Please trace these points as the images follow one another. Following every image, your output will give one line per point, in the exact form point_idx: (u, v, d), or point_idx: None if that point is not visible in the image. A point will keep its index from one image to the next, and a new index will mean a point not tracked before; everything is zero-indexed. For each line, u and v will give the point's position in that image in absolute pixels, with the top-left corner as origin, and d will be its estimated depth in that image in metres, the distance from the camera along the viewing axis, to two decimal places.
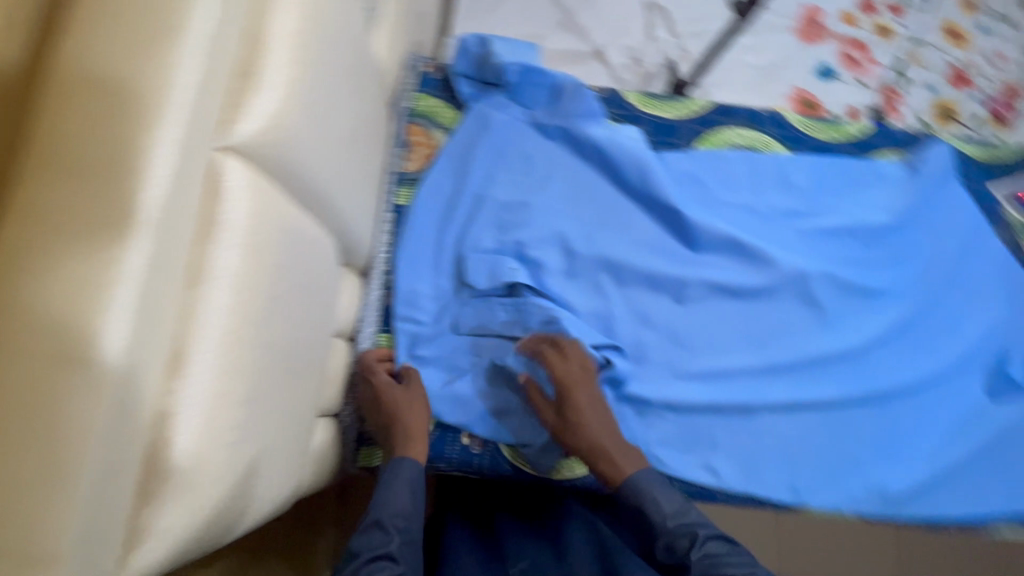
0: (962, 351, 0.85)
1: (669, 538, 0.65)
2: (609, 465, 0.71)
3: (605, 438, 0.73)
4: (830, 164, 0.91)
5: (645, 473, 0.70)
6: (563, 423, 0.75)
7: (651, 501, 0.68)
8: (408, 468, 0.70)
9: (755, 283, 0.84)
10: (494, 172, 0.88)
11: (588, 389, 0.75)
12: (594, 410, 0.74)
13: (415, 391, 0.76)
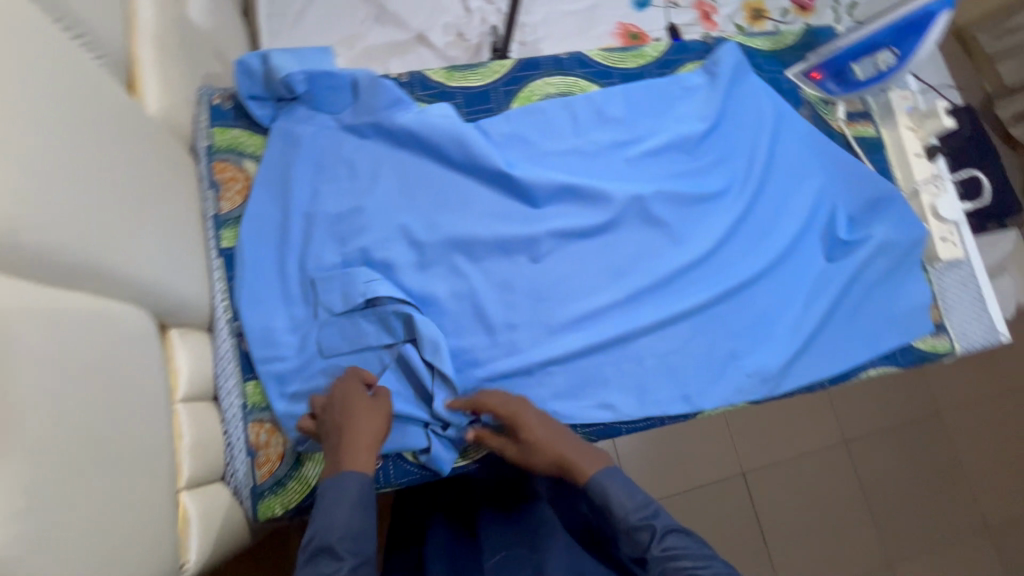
0: (795, 225, 0.92)
1: (631, 532, 0.65)
2: (576, 471, 0.72)
3: (561, 452, 0.74)
4: (631, 93, 0.94)
5: (607, 470, 0.71)
6: (528, 450, 0.75)
7: (613, 498, 0.67)
8: (350, 480, 0.67)
9: (586, 225, 0.87)
10: (318, 187, 0.85)
11: (533, 414, 0.76)
12: (547, 434, 0.75)
13: (381, 407, 0.75)
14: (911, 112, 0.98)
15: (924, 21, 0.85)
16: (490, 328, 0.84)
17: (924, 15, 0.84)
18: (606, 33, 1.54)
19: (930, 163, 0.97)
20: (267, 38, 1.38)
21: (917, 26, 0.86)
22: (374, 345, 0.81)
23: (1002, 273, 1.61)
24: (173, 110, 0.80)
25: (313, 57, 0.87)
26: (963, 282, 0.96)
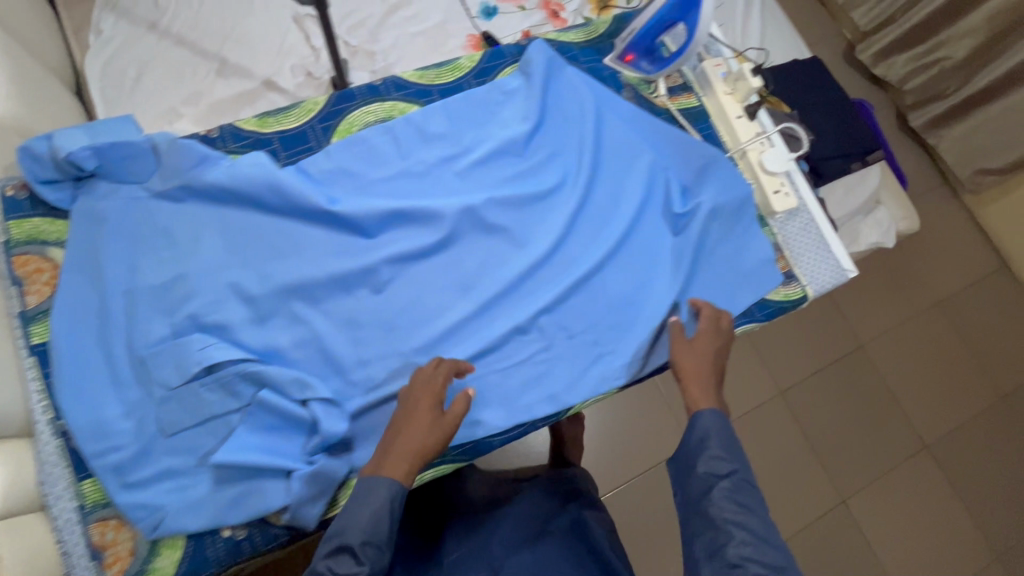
0: (634, 205, 0.94)
1: (710, 460, 0.75)
2: (699, 391, 0.81)
3: (703, 371, 0.82)
4: (448, 106, 0.94)
5: (717, 413, 0.79)
6: (687, 348, 0.84)
7: (711, 435, 0.77)
8: (381, 488, 0.70)
9: (423, 242, 0.86)
10: (136, 260, 0.81)
11: (717, 342, 0.85)
12: (713, 355, 0.84)
13: (446, 422, 0.75)
14: (726, 76, 1.02)
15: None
16: (342, 368, 0.82)
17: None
18: (459, 47, 1.55)
19: (751, 122, 1.01)
20: (105, 110, 1.32)
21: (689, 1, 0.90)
22: (220, 413, 0.77)
23: (878, 206, 1.70)
24: None
25: (105, 129, 0.83)
26: (805, 228, 1.01)
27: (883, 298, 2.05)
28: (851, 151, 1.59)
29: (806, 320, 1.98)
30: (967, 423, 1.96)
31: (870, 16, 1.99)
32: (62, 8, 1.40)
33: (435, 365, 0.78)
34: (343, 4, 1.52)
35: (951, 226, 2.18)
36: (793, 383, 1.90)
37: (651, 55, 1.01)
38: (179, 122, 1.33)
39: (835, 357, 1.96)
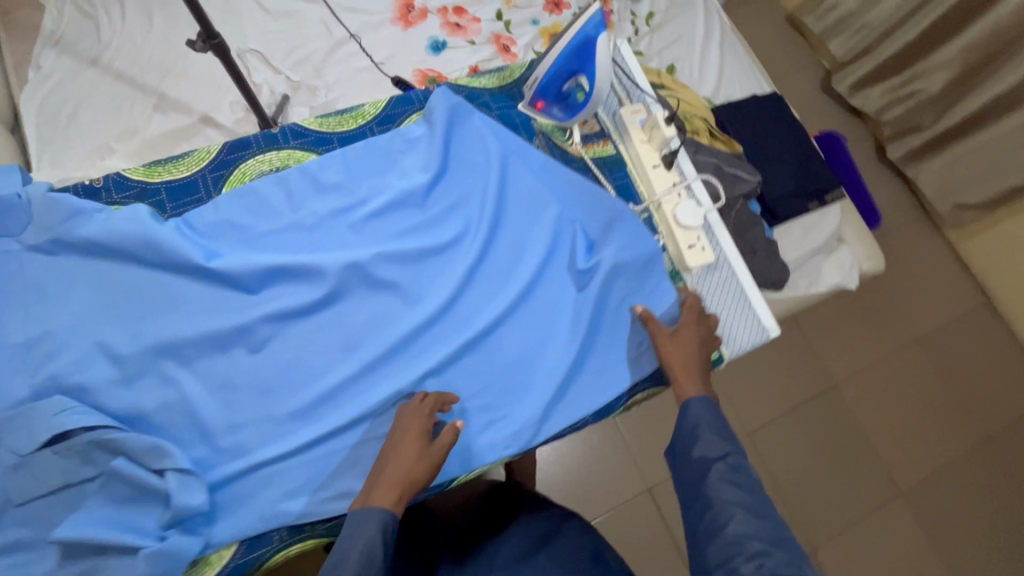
0: (536, 261, 0.90)
1: (705, 443, 0.78)
2: (688, 380, 0.83)
3: (689, 364, 0.84)
4: (345, 156, 0.91)
5: (706, 401, 0.82)
6: (670, 342, 0.86)
7: (701, 424, 0.80)
8: (372, 519, 0.69)
9: (307, 295, 0.83)
10: (3, 317, 0.78)
11: (699, 329, 0.87)
12: (696, 345, 0.86)
13: (434, 452, 0.76)
14: (643, 123, 0.98)
15: (588, 42, 0.86)
16: (209, 434, 0.78)
17: (587, 40, 0.86)
18: (404, 82, 1.52)
19: (668, 172, 0.96)
20: (36, 146, 1.31)
21: (586, 48, 0.87)
22: (74, 482, 0.74)
23: (840, 245, 1.63)
24: None
25: None
26: (725, 283, 0.96)
27: (861, 329, 1.90)
28: (807, 191, 1.53)
29: (773, 356, 1.84)
30: (959, 460, 1.79)
31: (849, 46, 2.00)
32: (4, 46, 1.41)
33: (421, 399, 0.80)
34: (289, 40, 1.51)
35: (926, 250, 2.04)
36: (761, 425, 1.76)
37: (561, 103, 0.95)
38: (110, 159, 1.31)
39: (809, 397, 1.81)
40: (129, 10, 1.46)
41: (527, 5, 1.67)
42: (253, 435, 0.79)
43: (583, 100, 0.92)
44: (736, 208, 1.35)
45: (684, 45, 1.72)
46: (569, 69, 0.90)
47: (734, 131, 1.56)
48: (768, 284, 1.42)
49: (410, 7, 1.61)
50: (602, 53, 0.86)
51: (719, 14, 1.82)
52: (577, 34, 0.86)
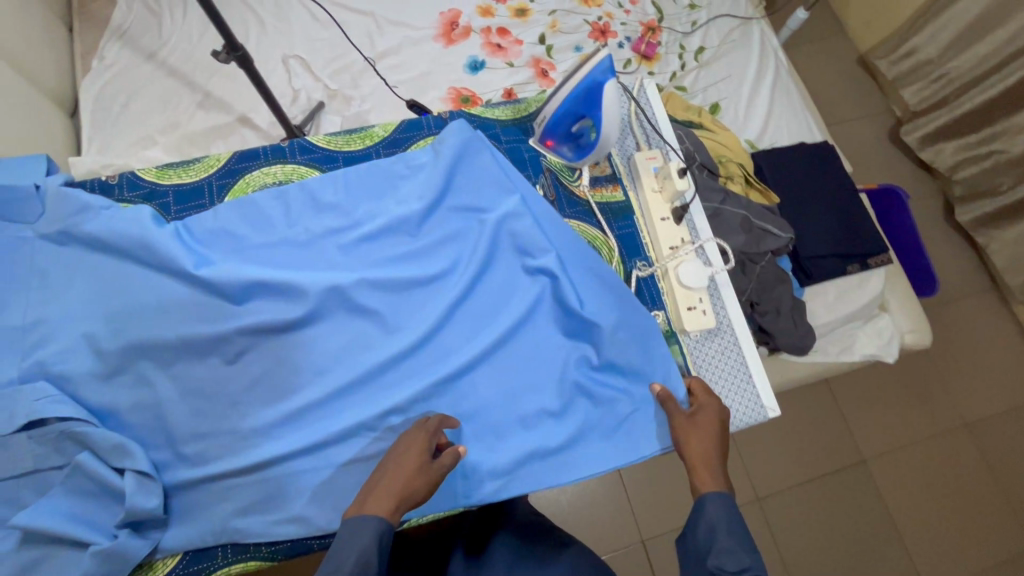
0: (523, 307, 0.86)
1: (720, 555, 0.67)
2: (706, 473, 0.73)
3: (707, 455, 0.75)
4: (348, 175, 0.91)
5: (726, 499, 0.72)
6: (689, 426, 0.78)
7: (719, 527, 0.69)
8: (368, 528, 0.65)
9: (286, 312, 0.83)
10: (6, 300, 0.82)
11: (720, 415, 0.79)
12: (715, 432, 0.77)
13: (435, 468, 0.72)
14: (657, 171, 0.93)
15: (594, 88, 0.83)
16: (174, 439, 0.79)
17: (595, 85, 0.83)
18: (437, 99, 1.53)
19: (677, 226, 0.91)
20: (88, 131, 1.39)
21: (593, 94, 0.83)
22: (41, 468, 0.76)
23: (882, 313, 1.50)
24: None
25: (7, 171, 0.86)
26: (726, 352, 0.90)
27: (901, 405, 1.71)
28: (846, 252, 1.42)
29: (801, 420, 1.65)
30: (997, 569, 1.59)
31: (922, 96, 1.89)
32: (75, 35, 1.51)
33: (423, 420, 0.76)
34: (333, 49, 1.56)
35: (985, 326, 1.84)
36: (776, 490, 1.58)
37: (571, 140, 0.92)
38: (151, 150, 1.38)
39: (834, 471, 1.62)
40: (190, 10, 1.54)
41: (572, 31, 1.65)
42: (213, 446, 0.79)
43: (590, 143, 0.89)
44: (762, 263, 1.26)
45: (733, 83, 1.65)
46: (576, 112, 0.87)
47: (773, 180, 1.46)
48: (792, 348, 1.31)
49: (454, 25, 1.62)
50: (609, 101, 0.83)
51: (776, 54, 1.74)
52: (584, 79, 0.82)
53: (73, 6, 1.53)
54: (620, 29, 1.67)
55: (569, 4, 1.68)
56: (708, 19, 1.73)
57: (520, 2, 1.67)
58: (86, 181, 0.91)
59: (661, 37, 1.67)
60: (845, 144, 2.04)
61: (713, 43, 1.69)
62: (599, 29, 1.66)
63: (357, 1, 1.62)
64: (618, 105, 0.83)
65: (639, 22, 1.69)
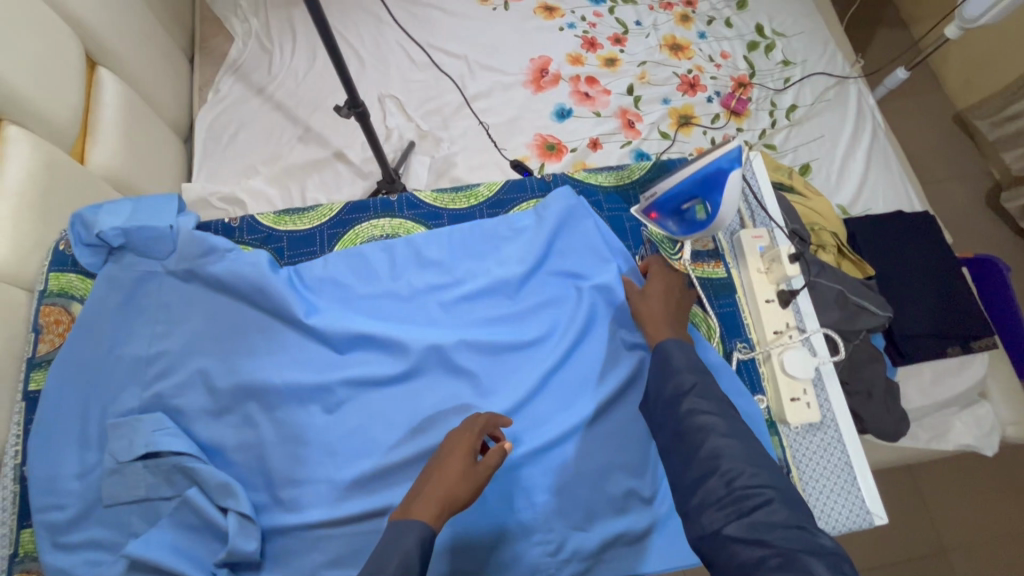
0: (616, 382, 0.86)
1: (675, 379, 0.74)
2: (654, 329, 0.81)
3: (653, 312, 0.82)
4: (451, 232, 0.94)
5: (676, 338, 0.77)
6: (640, 297, 0.85)
7: (673, 359, 0.76)
8: (411, 531, 0.63)
9: (388, 366, 0.86)
10: (134, 330, 0.88)
11: (665, 277, 0.86)
12: (662, 295, 0.84)
13: (480, 470, 0.70)
14: (764, 251, 0.91)
15: (719, 174, 0.81)
16: (273, 483, 0.81)
17: (718, 171, 0.81)
18: (522, 144, 1.55)
19: (784, 310, 0.89)
20: (199, 159, 1.49)
21: (715, 179, 0.82)
22: (152, 497, 0.81)
23: (982, 400, 1.39)
24: (23, 258, 0.85)
25: (145, 209, 0.93)
26: (831, 446, 0.85)
27: (994, 499, 1.53)
28: (944, 332, 1.32)
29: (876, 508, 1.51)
30: None
31: None
32: (196, 66, 1.64)
33: (473, 417, 0.78)
34: (426, 90, 1.61)
35: None
36: None
37: (681, 217, 0.89)
38: (253, 179, 1.46)
39: (911, 560, 1.46)
40: (298, 48, 1.64)
41: (661, 83, 1.65)
42: (307, 493, 0.81)
43: (699, 221, 0.86)
44: (856, 341, 1.18)
45: (826, 143, 1.60)
46: (693, 193, 0.85)
47: (866, 251, 1.39)
48: (883, 434, 1.23)
49: (543, 72, 1.65)
50: (732, 190, 0.81)
51: (873, 114, 1.68)
52: (709, 164, 0.81)
53: (195, 42, 1.66)
54: (710, 83, 1.66)
55: (659, 56, 1.69)
56: (801, 76, 1.69)
57: (610, 51, 1.69)
58: (210, 223, 0.96)
59: (751, 93, 1.65)
60: (938, 206, 1.93)
61: (805, 101, 1.65)
62: (689, 83, 1.65)
63: (452, 45, 1.68)
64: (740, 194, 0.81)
65: (730, 76, 1.67)
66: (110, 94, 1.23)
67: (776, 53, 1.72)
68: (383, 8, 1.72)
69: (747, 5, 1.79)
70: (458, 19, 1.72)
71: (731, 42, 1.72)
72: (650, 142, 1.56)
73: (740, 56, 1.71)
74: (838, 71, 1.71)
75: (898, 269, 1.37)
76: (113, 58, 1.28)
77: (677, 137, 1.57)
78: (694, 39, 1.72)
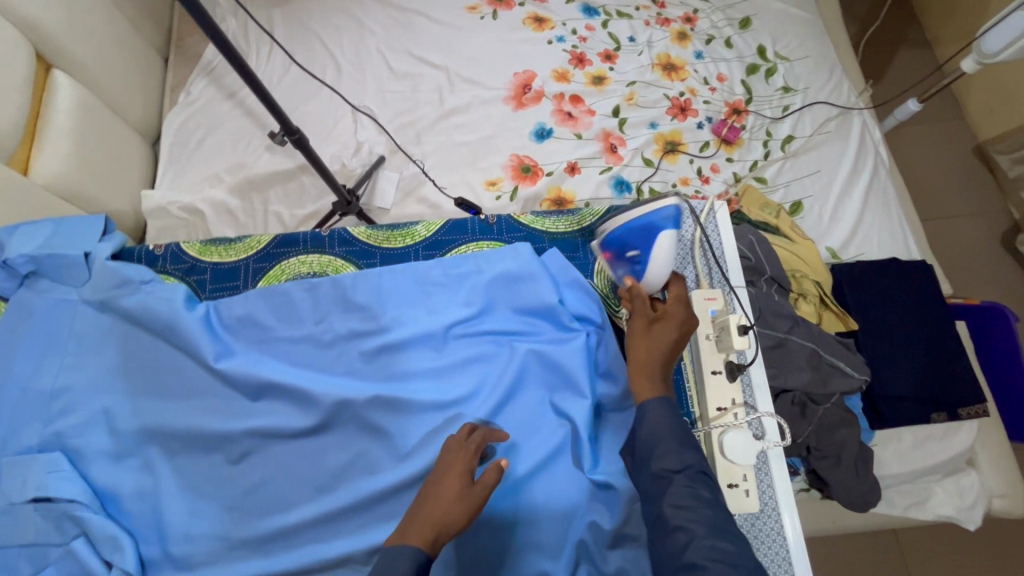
0: (540, 455, 0.79)
1: (663, 459, 0.67)
2: (646, 381, 0.73)
3: (651, 362, 0.74)
4: (381, 276, 0.88)
5: (664, 405, 0.71)
6: (643, 335, 0.77)
7: (654, 428, 0.69)
8: (404, 559, 0.59)
9: (301, 418, 0.81)
10: (42, 360, 0.85)
11: (682, 320, 0.77)
12: (669, 344, 0.75)
13: (476, 493, 0.67)
14: (715, 316, 0.85)
15: (654, 228, 0.82)
16: (165, 537, 0.77)
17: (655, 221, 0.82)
18: (498, 165, 1.47)
19: (730, 383, 0.82)
20: (164, 164, 1.45)
21: (654, 231, 0.82)
22: (40, 544, 0.76)
23: (969, 468, 1.25)
24: None
25: (64, 234, 0.90)
26: (770, 538, 0.79)
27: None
28: (929, 397, 1.21)
29: None
30: None
31: None
32: (170, 67, 1.60)
33: (468, 432, 0.74)
34: (402, 103, 1.55)
35: None
36: None
37: (612, 260, 0.87)
38: (215, 189, 1.41)
39: None
40: (275, 53, 1.59)
41: (650, 105, 1.55)
42: (202, 550, 0.76)
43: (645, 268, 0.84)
44: (827, 405, 1.10)
45: (822, 179, 1.49)
46: (628, 241, 0.84)
47: (853, 304, 1.29)
48: (851, 505, 1.09)
49: (526, 88, 1.56)
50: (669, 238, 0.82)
51: (876, 149, 1.57)
52: (647, 215, 0.82)
53: (172, 41, 1.62)
54: (703, 107, 1.56)
55: (650, 76, 1.59)
56: (802, 105, 1.58)
57: (599, 69, 1.60)
58: (135, 249, 0.96)
59: (746, 120, 1.55)
60: (950, 243, 1.77)
61: (803, 131, 1.55)
62: (681, 105, 1.56)
63: (433, 55, 1.60)
64: (666, 256, 0.82)
65: (725, 101, 1.57)
66: (64, 100, 1.18)
67: (777, 78, 1.62)
68: (367, 13, 1.66)
69: (751, 25, 1.69)
70: (443, 26, 1.64)
71: (729, 64, 1.62)
72: (633, 169, 1.47)
73: (737, 80, 1.61)
74: (842, 101, 1.60)
75: (883, 323, 1.27)
76: (71, 62, 1.22)
77: (662, 165, 1.49)
78: (689, 59, 1.62)
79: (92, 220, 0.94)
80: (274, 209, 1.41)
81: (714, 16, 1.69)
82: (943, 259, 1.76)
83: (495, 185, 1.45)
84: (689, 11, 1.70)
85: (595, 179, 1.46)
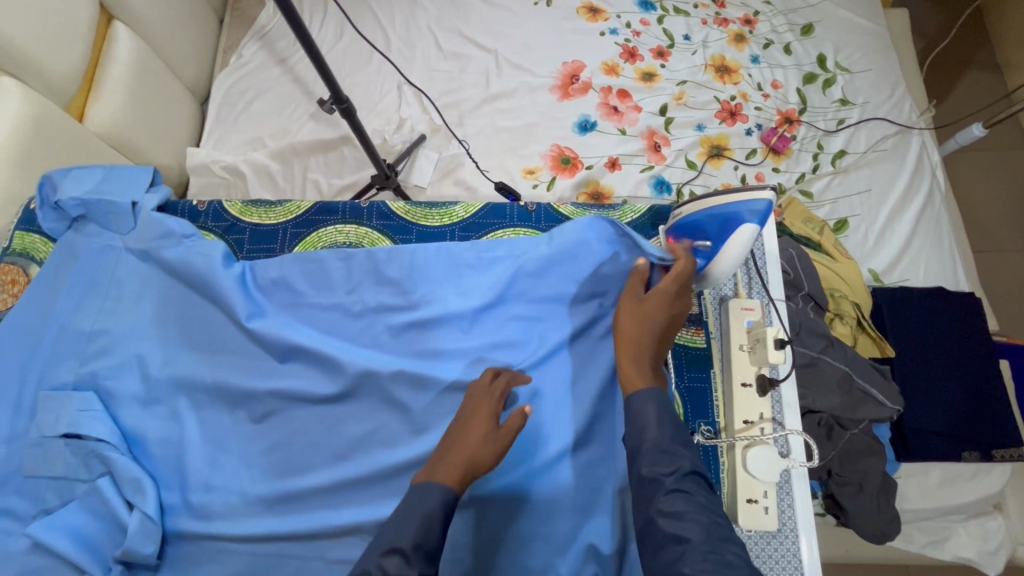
0: (559, 446, 0.78)
1: (654, 458, 0.66)
2: (634, 368, 0.73)
3: (640, 344, 0.74)
4: (415, 251, 0.89)
5: (652, 392, 0.70)
6: (632, 313, 0.76)
7: (648, 426, 0.68)
8: (432, 495, 0.62)
9: (325, 383, 0.82)
10: (85, 301, 0.87)
11: (676, 292, 0.76)
12: (658, 322, 0.75)
13: (503, 434, 0.69)
14: (751, 326, 0.84)
15: (733, 222, 0.76)
16: (186, 485, 0.78)
17: (731, 218, 0.76)
18: (538, 153, 1.46)
19: (760, 397, 0.81)
20: (210, 123, 1.48)
21: (726, 228, 0.77)
22: (66, 479, 0.78)
23: (995, 512, 1.20)
24: None
25: (113, 181, 0.93)
26: (784, 559, 0.77)
27: None
28: (962, 435, 1.16)
29: None
30: None
31: None
32: (225, 29, 1.62)
33: (491, 376, 0.76)
34: (448, 82, 1.54)
35: None
36: None
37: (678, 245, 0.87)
38: (258, 152, 1.43)
39: None
40: (327, 24, 1.60)
41: (699, 107, 1.51)
42: (220, 500, 0.78)
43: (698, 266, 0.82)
44: (854, 431, 1.06)
45: (871, 199, 1.44)
46: (699, 231, 0.81)
47: (891, 329, 1.23)
48: (867, 535, 1.06)
49: (574, 79, 1.54)
50: (738, 242, 0.76)
51: (933, 172, 1.50)
52: (729, 206, 0.75)
53: (228, 3, 1.64)
54: (753, 113, 1.51)
55: (702, 77, 1.55)
56: (858, 120, 1.53)
57: (650, 64, 1.56)
58: (178, 203, 0.98)
59: (797, 129, 1.50)
60: (998, 277, 1.69)
61: (856, 147, 1.50)
62: (731, 108, 1.51)
63: (483, 37, 1.59)
64: (738, 255, 0.77)
65: (777, 108, 1.52)
66: (124, 52, 1.20)
67: (834, 90, 1.56)
68: None
69: (813, 32, 1.63)
70: (497, 9, 1.63)
71: (786, 71, 1.57)
72: (675, 170, 1.44)
73: (792, 88, 1.55)
74: (902, 119, 1.53)
75: (923, 351, 1.22)
76: (134, 16, 1.25)
77: (705, 168, 1.45)
78: (745, 62, 1.57)
79: (140, 168, 0.96)
80: (311, 176, 1.42)
81: (775, 20, 1.64)
82: (988, 293, 1.68)
83: (533, 174, 1.44)
84: (750, 12, 1.65)
85: (635, 176, 1.43)
